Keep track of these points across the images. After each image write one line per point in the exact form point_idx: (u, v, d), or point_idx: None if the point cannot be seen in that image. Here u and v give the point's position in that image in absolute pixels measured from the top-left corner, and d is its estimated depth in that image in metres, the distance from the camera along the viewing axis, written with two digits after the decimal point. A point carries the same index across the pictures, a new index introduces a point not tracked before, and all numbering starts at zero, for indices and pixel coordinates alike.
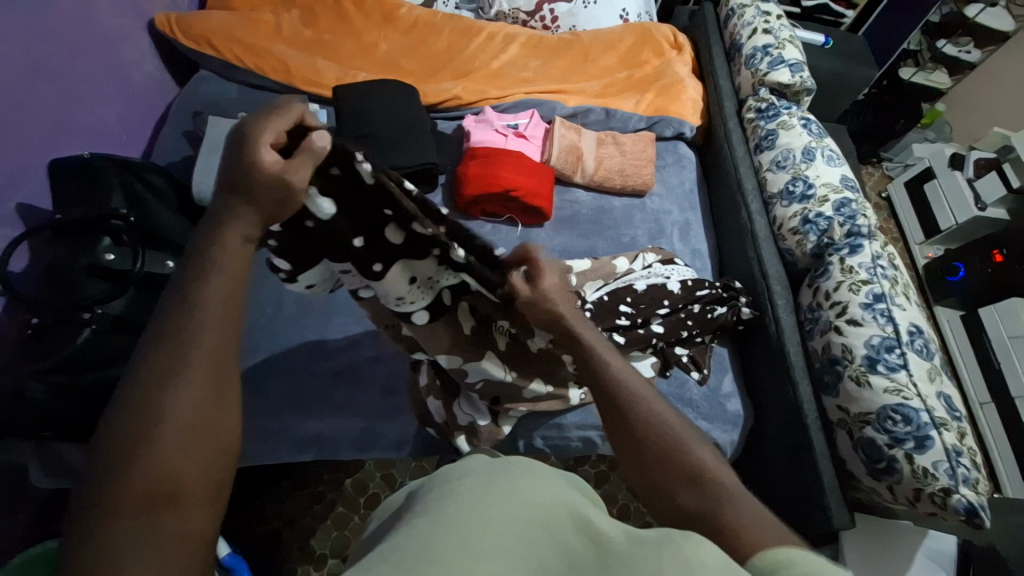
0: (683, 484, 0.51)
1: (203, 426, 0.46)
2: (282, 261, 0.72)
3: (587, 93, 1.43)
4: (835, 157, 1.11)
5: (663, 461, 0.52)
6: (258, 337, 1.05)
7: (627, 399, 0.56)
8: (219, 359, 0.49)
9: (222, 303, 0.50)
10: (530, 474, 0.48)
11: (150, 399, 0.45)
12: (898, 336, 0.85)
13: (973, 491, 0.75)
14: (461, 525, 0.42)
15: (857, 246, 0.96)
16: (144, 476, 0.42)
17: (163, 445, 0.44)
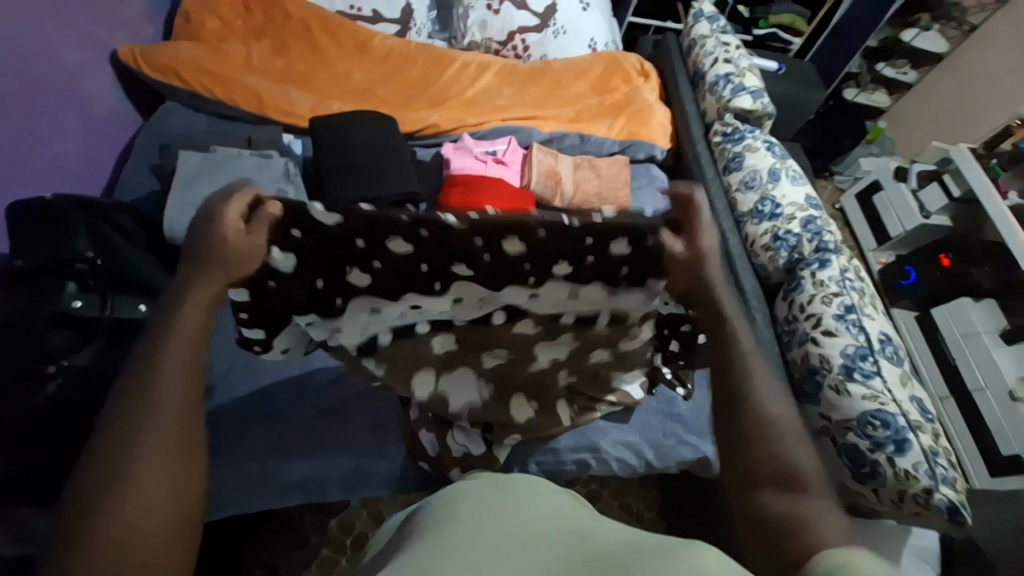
0: (772, 481, 0.52)
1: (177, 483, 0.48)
2: (255, 330, 0.75)
3: (561, 119, 1.48)
4: (799, 177, 1.19)
5: (759, 461, 0.54)
6: (236, 378, 1.00)
7: (745, 394, 0.58)
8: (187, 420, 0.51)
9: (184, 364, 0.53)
10: (524, 496, 0.54)
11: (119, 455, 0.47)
12: (869, 344, 0.91)
13: (953, 490, 0.79)
14: (461, 538, 0.46)
15: (826, 260, 1.02)
16: (108, 529, 0.44)
17: (129, 501, 0.45)
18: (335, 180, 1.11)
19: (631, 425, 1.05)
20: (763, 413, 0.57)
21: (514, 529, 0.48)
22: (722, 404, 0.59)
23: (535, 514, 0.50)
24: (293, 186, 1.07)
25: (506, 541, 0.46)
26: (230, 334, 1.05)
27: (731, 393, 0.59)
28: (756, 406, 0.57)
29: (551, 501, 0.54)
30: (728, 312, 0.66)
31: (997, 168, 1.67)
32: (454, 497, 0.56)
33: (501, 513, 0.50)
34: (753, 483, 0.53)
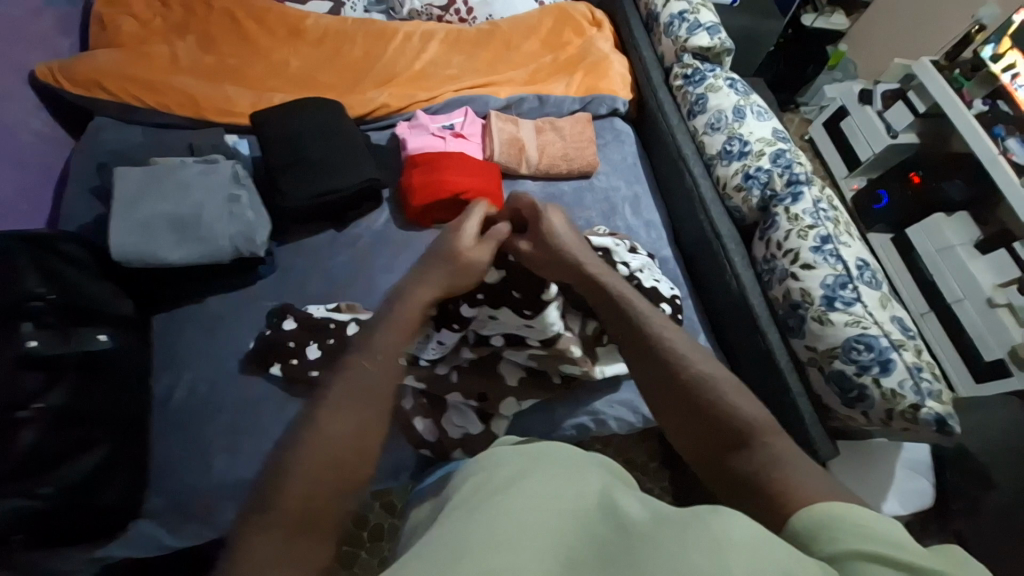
0: (725, 442, 0.57)
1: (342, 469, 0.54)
2: (278, 364, 0.98)
3: (517, 82, 1.42)
4: (764, 112, 1.16)
5: (710, 429, 0.59)
6: (221, 395, 0.97)
7: (672, 361, 0.64)
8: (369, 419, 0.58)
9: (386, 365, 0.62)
10: (558, 468, 0.52)
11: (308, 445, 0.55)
12: (848, 272, 0.90)
13: (939, 403, 0.80)
14: (499, 521, 0.45)
15: (799, 193, 1.01)
16: (294, 498, 0.51)
17: (301, 474, 0.53)
18: (287, 176, 1.05)
19: (624, 385, 1.04)
20: (701, 382, 0.62)
21: (548, 500, 0.47)
22: (658, 381, 0.64)
23: (563, 474, 0.51)
24: (244, 190, 1.00)
25: (535, 522, 0.44)
26: (205, 353, 1.00)
27: (660, 369, 0.64)
28: (688, 368, 0.63)
29: (582, 469, 0.52)
30: (596, 274, 0.78)
31: (960, 78, 1.65)
32: (487, 462, 0.56)
33: (536, 480, 0.50)
34: (720, 450, 0.58)
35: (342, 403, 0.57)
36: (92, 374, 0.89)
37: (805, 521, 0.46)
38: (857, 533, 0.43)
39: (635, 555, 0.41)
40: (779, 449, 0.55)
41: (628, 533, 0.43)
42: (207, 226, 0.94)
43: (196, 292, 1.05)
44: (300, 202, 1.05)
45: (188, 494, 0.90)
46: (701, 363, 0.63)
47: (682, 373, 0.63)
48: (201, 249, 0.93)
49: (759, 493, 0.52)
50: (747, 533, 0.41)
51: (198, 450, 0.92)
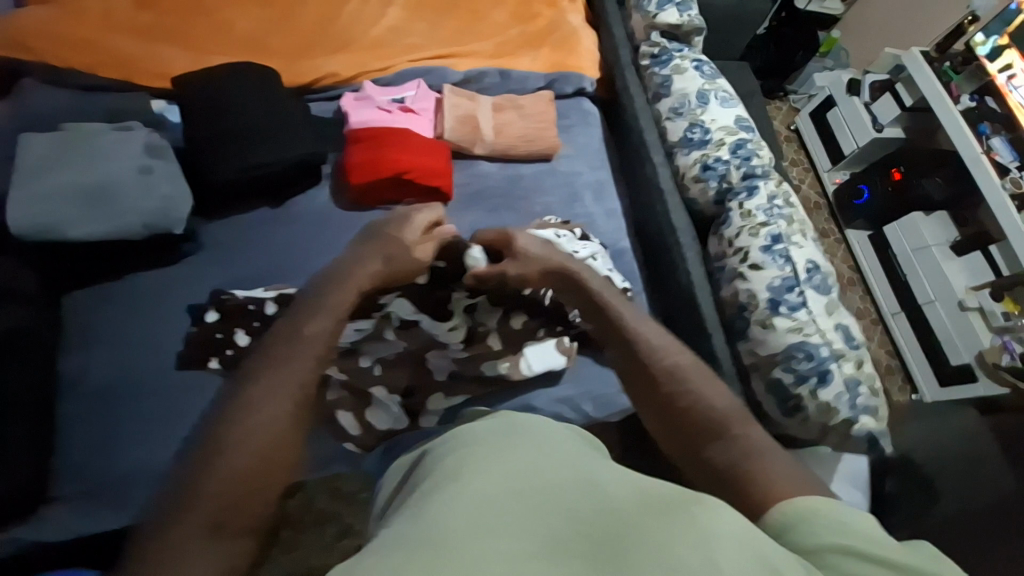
0: (702, 433, 0.58)
1: (269, 459, 0.52)
2: (216, 359, 0.93)
3: (480, 55, 1.32)
4: (729, 98, 1.09)
5: (688, 419, 0.60)
6: (135, 381, 0.91)
7: (652, 353, 0.65)
8: (296, 413, 0.55)
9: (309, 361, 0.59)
10: (540, 443, 0.53)
11: (223, 440, 0.51)
12: (796, 275, 0.86)
13: (872, 418, 0.79)
14: (478, 501, 0.45)
15: (754, 188, 0.97)
16: (226, 468, 0.50)
17: (235, 448, 0.51)
18: (212, 149, 1.00)
19: (563, 382, 1.01)
20: (676, 373, 0.63)
21: (526, 475, 0.48)
22: (634, 373, 0.65)
23: (547, 456, 0.51)
24: (161, 161, 0.95)
25: (522, 499, 0.45)
26: (121, 335, 0.94)
27: (635, 357, 0.66)
28: (668, 360, 0.64)
29: (560, 445, 0.54)
30: (583, 277, 0.80)
31: (950, 71, 1.57)
32: (457, 443, 0.55)
33: (517, 455, 0.51)
34: (698, 439, 0.59)
35: (266, 395, 0.54)
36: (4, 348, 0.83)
37: (790, 515, 0.48)
38: (828, 531, 0.46)
39: (626, 542, 0.42)
40: (754, 438, 0.57)
41: (615, 513, 0.45)
42: (118, 199, 0.90)
43: (110, 269, 0.98)
44: (223, 176, 1.00)
45: (95, 482, 0.84)
46: (680, 356, 0.65)
47: (657, 366, 0.64)
48: (109, 225, 0.89)
49: (732, 485, 0.54)
50: (731, 528, 0.43)
51: (107, 438, 0.87)
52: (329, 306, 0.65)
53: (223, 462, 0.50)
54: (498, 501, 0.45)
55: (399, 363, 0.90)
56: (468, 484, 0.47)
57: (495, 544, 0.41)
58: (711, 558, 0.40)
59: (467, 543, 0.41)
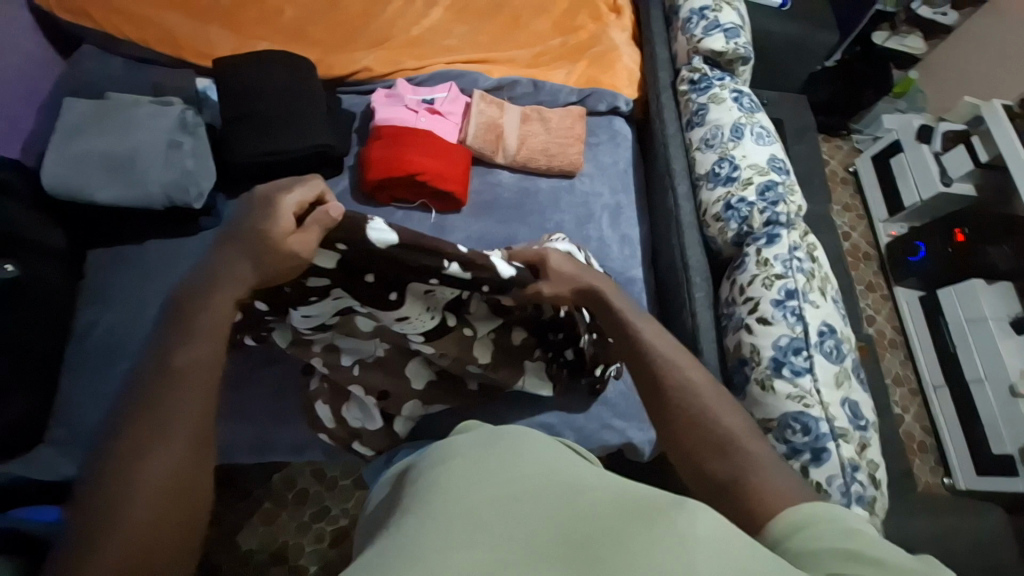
0: (706, 446, 0.58)
1: (167, 505, 0.49)
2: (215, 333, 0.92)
3: (517, 63, 1.32)
4: (765, 135, 1.02)
5: (695, 429, 0.59)
6: (135, 342, 0.95)
7: (660, 361, 0.65)
8: (195, 439, 0.52)
9: (196, 386, 0.54)
10: (520, 447, 0.56)
11: (106, 504, 0.47)
12: (806, 337, 0.80)
13: (866, 511, 0.72)
14: (465, 497, 0.48)
15: (775, 236, 0.90)
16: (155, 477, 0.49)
17: (151, 461, 0.49)
18: (236, 131, 1.04)
19: (546, 408, 0.97)
20: (678, 382, 0.62)
21: (510, 480, 0.50)
22: (642, 378, 0.65)
23: (530, 466, 0.53)
24: (188, 137, 1.00)
25: (502, 505, 0.47)
26: (131, 297, 0.99)
27: (644, 363, 0.65)
28: (674, 370, 0.64)
29: (541, 447, 0.57)
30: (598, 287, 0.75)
31: None
32: (446, 453, 0.57)
33: (495, 459, 0.53)
34: (700, 450, 0.58)
35: (145, 438, 0.51)
36: (19, 298, 0.87)
37: (783, 525, 0.49)
38: (817, 536, 0.46)
39: (607, 546, 0.43)
40: (758, 453, 0.57)
41: (593, 516, 0.46)
42: (142, 169, 0.96)
43: (131, 234, 1.04)
44: (242, 158, 1.04)
45: (83, 432, 0.89)
46: (695, 372, 0.64)
47: (669, 376, 0.63)
48: (132, 193, 0.95)
49: (730, 499, 0.54)
50: (711, 535, 0.43)
51: (101, 393, 0.91)
52: (193, 327, 0.57)
53: (112, 525, 0.46)
54: (487, 505, 0.47)
55: (378, 367, 0.90)
56: (459, 491, 0.49)
57: (479, 554, 0.43)
58: (685, 563, 0.41)
59: (454, 551, 0.43)
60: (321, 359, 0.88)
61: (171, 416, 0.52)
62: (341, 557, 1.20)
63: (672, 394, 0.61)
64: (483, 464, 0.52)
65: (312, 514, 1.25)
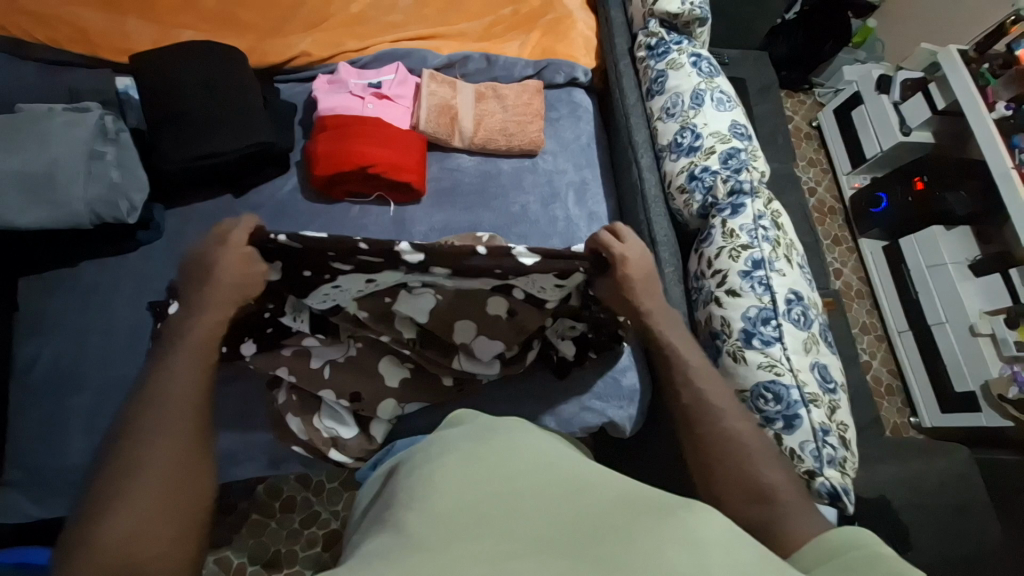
0: (742, 490, 0.59)
1: (165, 486, 0.56)
2: None
3: (467, 37, 1.24)
4: (726, 100, 0.99)
5: (731, 477, 0.60)
6: (86, 372, 0.90)
7: (705, 408, 0.65)
8: (192, 415, 0.61)
9: (192, 382, 0.63)
10: (515, 447, 0.54)
11: (119, 484, 0.55)
12: (774, 305, 0.80)
13: (839, 473, 0.74)
14: (457, 490, 0.48)
15: (739, 206, 0.88)
16: (159, 453, 0.57)
17: (157, 438, 0.58)
18: (167, 136, 0.97)
19: (524, 396, 0.96)
20: (718, 433, 0.63)
21: (508, 480, 0.49)
22: (690, 416, 0.65)
23: (525, 457, 0.52)
24: (111, 146, 0.93)
25: (492, 496, 0.46)
26: (75, 323, 0.94)
27: (685, 407, 0.66)
28: (718, 421, 0.64)
29: (548, 449, 0.55)
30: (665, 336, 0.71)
31: (986, 74, 1.40)
32: (442, 445, 0.57)
33: (491, 457, 0.52)
34: (742, 498, 0.58)
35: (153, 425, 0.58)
36: None
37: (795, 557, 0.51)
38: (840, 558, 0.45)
39: (611, 543, 0.40)
40: (787, 507, 0.56)
41: (601, 519, 0.43)
42: (60, 187, 0.88)
43: (64, 255, 0.97)
44: (176, 164, 0.97)
45: (45, 472, 0.85)
46: (708, 388, 0.67)
47: (710, 427, 0.63)
48: (54, 214, 0.88)
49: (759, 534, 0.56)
50: (718, 531, 0.41)
51: (53, 429, 0.87)
52: (193, 337, 0.65)
53: (131, 484, 0.55)
54: (485, 501, 0.46)
55: (349, 368, 0.87)
56: (447, 485, 0.48)
57: (478, 545, 0.42)
58: (696, 558, 0.39)
59: (452, 545, 0.42)
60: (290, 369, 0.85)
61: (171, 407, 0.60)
62: (336, 559, 1.20)
63: (714, 441, 0.62)
64: (475, 462, 0.51)
65: (302, 521, 1.24)
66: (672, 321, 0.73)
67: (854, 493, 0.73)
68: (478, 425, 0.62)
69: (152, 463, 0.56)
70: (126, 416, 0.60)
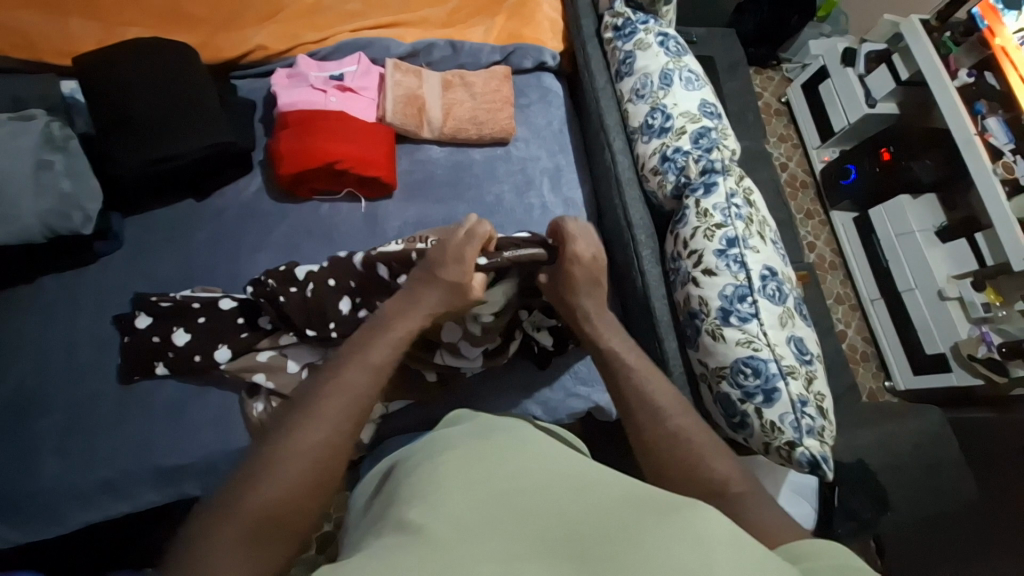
0: (704, 490, 0.55)
1: (318, 480, 0.52)
2: (161, 364, 0.87)
3: (430, 24, 1.21)
4: (695, 79, 0.98)
5: (688, 478, 0.55)
6: (51, 392, 0.86)
7: (652, 411, 0.60)
8: (353, 416, 0.55)
9: (369, 375, 0.57)
10: (512, 448, 0.53)
11: (278, 455, 0.51)
12: (750, 282, 0.81)
13: (818, 442, 0.75)
14: (449, 492, 0.46)
15: (712, 184, 0.88)
16: (311, 440, 0.52)
17: (316, 424, 0.53)
18: (119, 139, 0.92)
19: (509, 388, 0.95)
20: (656, 435, 0.58)
21: (508, 479, 0.48)
22: (629, 419, 0.61)
23: (525, 457, 0.51)
24: (59, 154, 0.88)
25: (483, 499, 0.45)
26: (35, 341, 0.89)
27: (630, 415, 0.61)
28: (668, 422, 0.59)
29: (551, 449, 0.54)
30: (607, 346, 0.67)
31: (948, 43, 1.43)
32: (433, 449, 0.56)
33: (488, 459, 0.51)
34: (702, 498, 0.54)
35: (330, 416, 0.54)
36: None
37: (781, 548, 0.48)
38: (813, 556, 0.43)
39: (617, 542, 0.40)
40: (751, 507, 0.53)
41: (601, 521, 0.43)
42: (8, 200, 0.83)
43: (17, 272, 0.92)
44: (132, 170, 0.92)
45: (17, 500, 0.81)
46: (654, 390, 0.62)
47: (656, 432, 0.58)
48: (2, 228, 0.83)
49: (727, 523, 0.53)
50: (722, 530, 0.40)
51: (20, 454, 0.83)
52: (389, 335, 0.62)
53: (281, 466, 0.50)
54: (482, 500, 0.45)
55: None
56: (441, 484, 0.47)
57: (483, 547, 0.40)
58: (700, 557, 0.38)
59: (455, 543, 0.40)
60: (268, 374, 0.86)
61: (348, 404, 0.55)
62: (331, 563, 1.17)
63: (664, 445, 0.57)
64: (466, 465, 0.50)
65: None
66: (614, 327, 0.70)
67: (830, 461, 0.75)
68: (477, 423, 0.61)
69: (306, 451, 0.52)
70: (303, 392, 0.57)
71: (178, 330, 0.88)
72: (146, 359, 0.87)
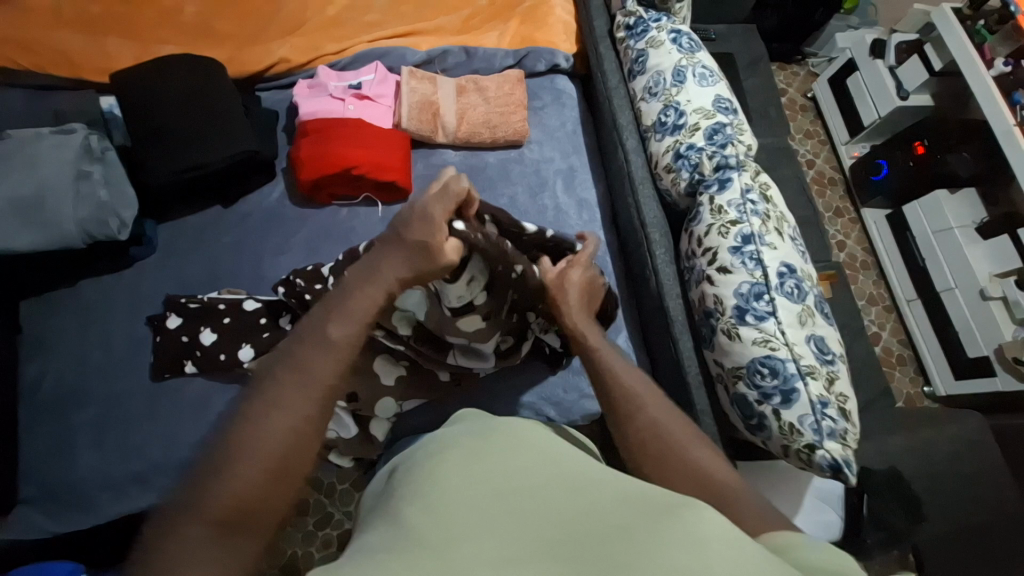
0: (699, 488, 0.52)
1: (284, 469, 0.48)
2: (190, 362, 0.92)
3: (445, 31, 1.23)
4: (709, 74, 0.97)
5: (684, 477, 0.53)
6: (89, 388, 0.92)
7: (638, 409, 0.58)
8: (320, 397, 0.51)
9: (334, 353, 0.53)
10: (508, 450, 0.53)
11: (241, 446, 0.47)
12: (766, 280, 0.78)
13: (840, 446, 0.72)
14: (446, 493, 0.47)
15: (726, 180, 0.87)
16: (276, 428, 0.48)
17: (279, 409, 0.49)
18: (151, 150, 0.98)
19: (522, 388, 0.95)
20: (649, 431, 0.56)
21: (504, 480, 0.48)
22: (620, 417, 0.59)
23: (521, 458, 0.51)
24: (98, 165, 0.94)
25: (477, 499, 0.45)
26: (77, 340, 0.95)
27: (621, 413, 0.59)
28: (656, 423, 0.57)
29: (545, 449, 0.54)
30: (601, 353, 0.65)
31: (983, 30, 1.36)
32: (430, 451, 0.57)
33: (481, 460, 0.51)
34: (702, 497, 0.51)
35: (293, 400, 0.50)
36: None
37: (770, 537, 0.45)
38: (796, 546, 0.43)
39: (611, 542, 0.40)
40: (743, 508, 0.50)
41: (595, 522, 0.42)
42: (52, 209, 0.89)
43: (60, 277, 0.98)
44: (162, 178, 0.98)
45: (57, 490, 0.86)
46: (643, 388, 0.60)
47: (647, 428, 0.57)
48: (45, 234, 0.89)
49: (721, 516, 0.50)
50: (718, 528, 0.40)
51: (62, 446, 0.88)
52: (349, 309, 0.56)
53: (243, 456, 0.47)
54: (478, 499, 0.45)
55: None
56: (438, 485, 0.48)
57: (479, 542, 0.41)
58: (696, 556, 0.37)
59: (451, 543, 0.41)
60: None
61: (312, 386, 0.51)
62: None
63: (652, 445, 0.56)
64: (459, 467, 0.50)
65: (315, 523, 1.17)
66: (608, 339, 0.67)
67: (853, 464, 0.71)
68: (478, 423, 0.61)
69: (270, 439, 0.48)
70: (261, 376, 0.52)
71: (205, 330, 0.93)
72: (175, 357, 0.92)
